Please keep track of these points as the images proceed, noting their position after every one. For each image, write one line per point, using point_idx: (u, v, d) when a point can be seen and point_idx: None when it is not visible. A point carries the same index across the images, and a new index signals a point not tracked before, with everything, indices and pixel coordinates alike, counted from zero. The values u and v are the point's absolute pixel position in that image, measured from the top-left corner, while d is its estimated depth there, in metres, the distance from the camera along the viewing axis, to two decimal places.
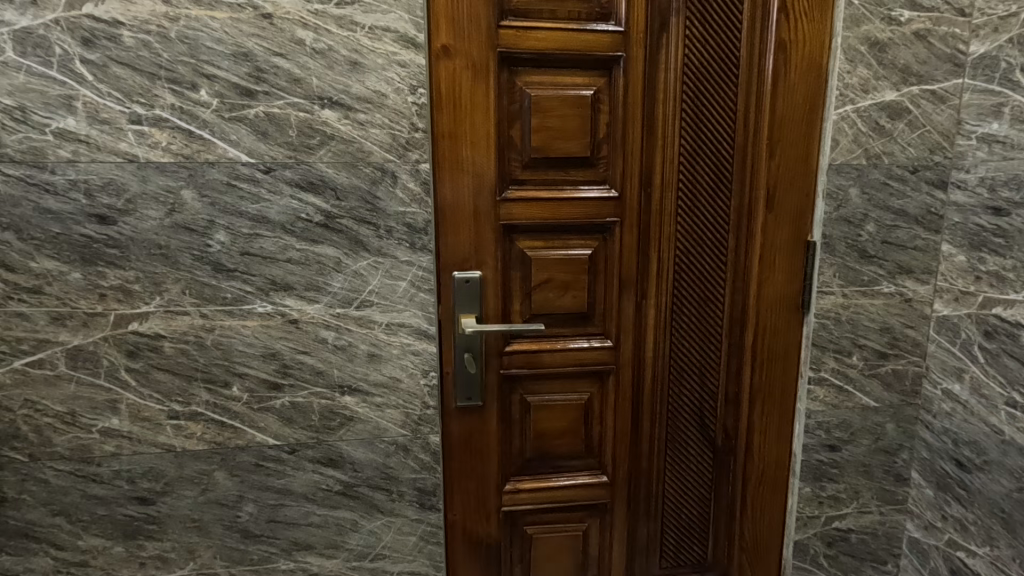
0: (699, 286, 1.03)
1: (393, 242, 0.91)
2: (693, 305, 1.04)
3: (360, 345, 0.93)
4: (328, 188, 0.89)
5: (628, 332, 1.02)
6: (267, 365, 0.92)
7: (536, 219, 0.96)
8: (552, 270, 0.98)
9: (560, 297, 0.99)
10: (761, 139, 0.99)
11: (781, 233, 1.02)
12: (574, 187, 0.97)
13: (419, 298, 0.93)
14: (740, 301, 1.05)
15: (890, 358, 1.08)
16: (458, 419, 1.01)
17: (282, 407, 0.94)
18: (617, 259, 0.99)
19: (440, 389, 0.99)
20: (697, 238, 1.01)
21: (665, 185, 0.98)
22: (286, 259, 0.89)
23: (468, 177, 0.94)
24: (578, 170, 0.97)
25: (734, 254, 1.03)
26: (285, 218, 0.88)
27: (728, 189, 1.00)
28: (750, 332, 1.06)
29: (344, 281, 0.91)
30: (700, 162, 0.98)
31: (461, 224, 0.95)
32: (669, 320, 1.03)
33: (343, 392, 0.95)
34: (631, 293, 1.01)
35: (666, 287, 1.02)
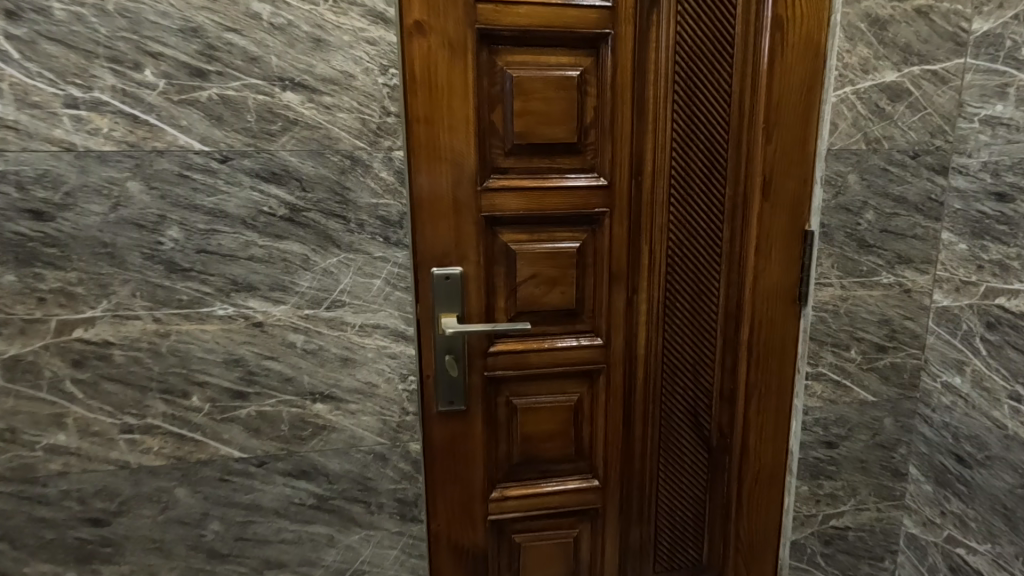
0: (693, 280, 0.98)
1: (365, 237, 0.84)
2: (687, 300, 0.98)
3: (332, 349, 0.87)
4: (292, 178, 0.81)
5: (619, 329, 0.97)
6: (230, 372, 0.85)
7: (520, 211, 0.90)
8: (537, 264, 0.92)
9: (546, 294, 0.93)
10: (757, 123, 0.93)
11: (778, 222, 0.98)
12: (560, 176, 0.90)
13: (395, 297, 0.86)
14: (736, 294, 1.00)
15: (888, 351, 1.05)
16: (439, 424, 0.95)
17: (248, 417, 0.86)
18: (607, 252, 0.93)
19: (420, 393, 0.93)
20: (691, 228, 0.95)
21: (657, 172, 0.92)
22: (248, 256, 0.82)
23: (446, 167, 0.87)
24: (565, 158, 0.90)
25: (729, 245, 0.98)
26: (246, 211, 0.81)
27: (723, 177, 0.95)
28: (747, 328, 1.01)
29: (313, 280, 0.84)
30: (694, 148, 0.92)
31: (440, 217, 0.88)
32: (662, 317, 0.98)
33: (315, 400, 0.88)
34: (622, 288, 0.95)
35: (659, 281, 0.96)
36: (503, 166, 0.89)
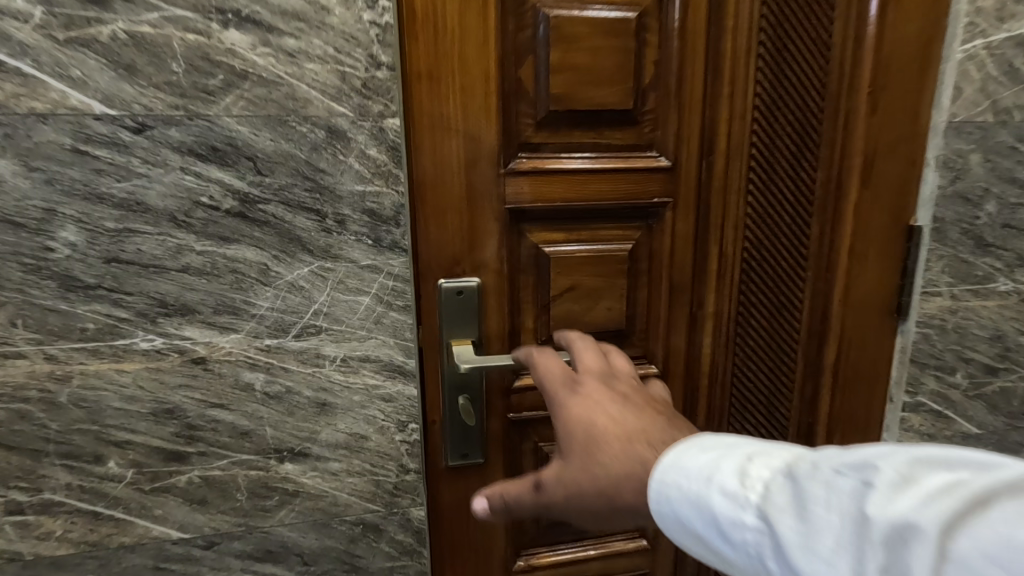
0: (771, 289, 0.76)
1: (347, 239, 0.61)
2: (763, 314, 0.77)
3: (303, 391, 0.64)
4: (241, 156, 0.57)
5: (679, 352, 0.75)
6: (162, 427, 0.61)
7: (556, 202, 0.67)
8: (578, 274, 0.69)
9: (589, 311, 0.71)
10: (862, 85, 0.71)
11: (878, 215, 0.76)
12: (608, 155, 0.68)
13: (390, 320, 0.64)
14: (825, 306, 0.79)
15: (999, 374, 0.82)
16: (448, 481, 0.72)
17: (189, 485, 0.63)
18: (668, 255, 0.72)
19: (424, 444, 0.70)
20: (772, 223, 0.74)
21: (734, 150, 0.70)
22: (182, 268, 0.58)
23: (457, 141, 0.63)
24: (616, 131, 0.67)
25: (818, 245, 0.76)
26: (177, 204, 0.57)
27: (816, 156, 0.73)
28: (834, 349, 0.80)
29: (275, 299, 0.61)
30: (780, 119, 0.71)
31: (449, 210, 0.65)
32: (731, 335, 0.77)
33: (282, 458, 0.65)
34: (683, 301, 0.74)
35: (729, 291, 0.75)
36: (534, 141, 0.66)
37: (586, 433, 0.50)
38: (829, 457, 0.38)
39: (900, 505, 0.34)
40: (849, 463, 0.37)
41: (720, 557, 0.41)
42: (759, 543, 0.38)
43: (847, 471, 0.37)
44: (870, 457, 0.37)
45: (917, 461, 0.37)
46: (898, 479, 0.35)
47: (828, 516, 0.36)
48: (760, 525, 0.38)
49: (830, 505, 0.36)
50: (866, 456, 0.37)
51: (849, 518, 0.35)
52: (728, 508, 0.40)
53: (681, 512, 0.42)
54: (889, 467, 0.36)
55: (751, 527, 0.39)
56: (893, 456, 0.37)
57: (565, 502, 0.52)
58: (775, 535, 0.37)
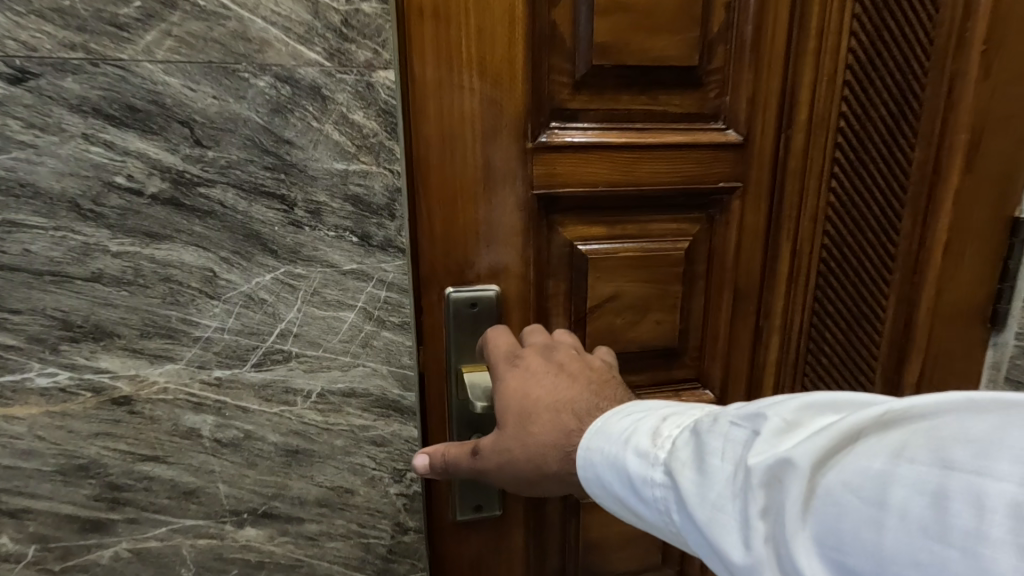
0: (850, 296, 0.62)
1: (323, 236, 0.45)
2: (839, 325, 0.63)
3: (268, 435, 0.48)
4: (171, 119, 0.41)
5: (738, 373, 0.62)
6: (75, 488, 0.45)
7: (598, 186, 0.52)
8: (621, 279, 0.54)
9: (633, 325, 0.56)
10: (978, 40, 0.56)
11: (981, 204, 0.62)
12: (662, 126, 0.53)
13: (382, 342, 0.48)
14: (911, 316, 0.65)
15: None
16: (457, 539, 0.58)
17: (117, 561, 0.48)
18: (732, 255, 0.57)
19: (426, 496, 0.55)
20: (859, 215, 0.60)
21: (818, 122, 0.55)
22: (92, 276, 0.42)
23: (471, 105, 0.48)
24: (674, 94, 0.52)
25: (908, 241, 0.62)
26: (80, 186, 0.40)
27: (913, 131, 0.59)
28: (918, 366, 0.67)
29: (226, 317, 0.45)
30: (876, 84, 0.56)
31: (458, 201, 0.50)
32: (802, 353, 0.63)
33: (241, 522, 0.50)
34: (747, 312, 0.60)
35: (803, 299, 0.61)
36: (571, 107, 0.50)
37: (521, 399, 0.46)
38: (728, 409, 0.35)
39: (782, 449, 0.31)
40: (742, 413, 0.34)
41: (639, 516, 0.38)
42: (665, 501, 0.35)
43: (739, 421, 0.33)
44: (760, 404, 0.34)
45: (808, 406, 0.33)
46: (785, 424, 0.32)
47: (719, 466, 0.33)
48: (667, 483, 0.35)
49: (720, 455, 0.33)
50: (759, 404, 0.34)
51: (737, 468, 0.32)
52: (641, 468, 0.37)
53: (603, 477, 0.39)
54: (776, 414, 0.33)
55: (658, 485, 0.36)
56: (783, 403, 0.33)
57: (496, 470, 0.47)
58: (678, 490, 0.34)
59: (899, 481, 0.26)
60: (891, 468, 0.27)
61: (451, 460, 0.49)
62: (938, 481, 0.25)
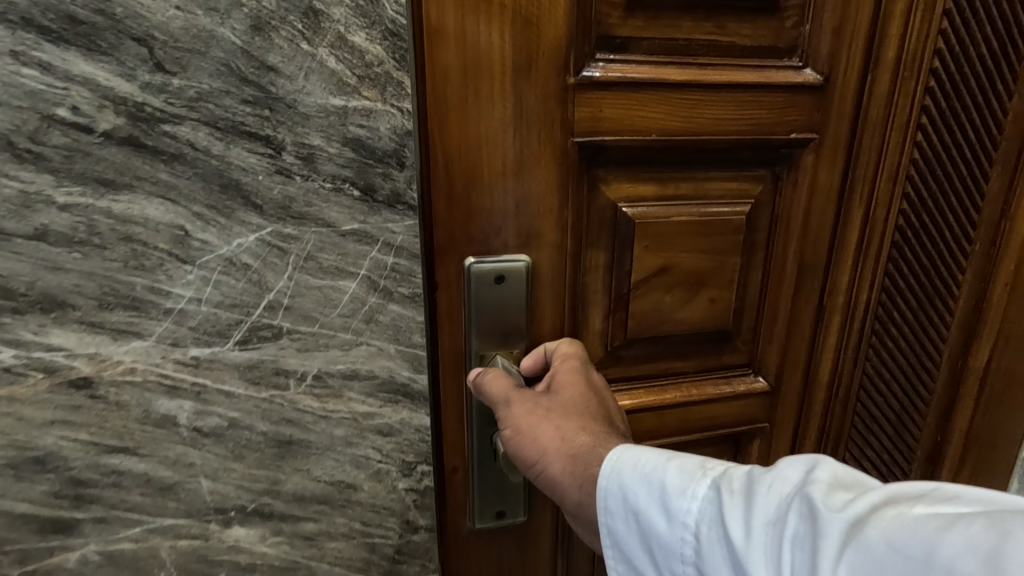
0: (920, 271, 0.56)
1: (318, 188, 0.37)
2: (903, 300, 0.57)
3: (256, 424, 0.41)
4: (123, 35, 0.32)
5: (792, 352, 0.55)
6: (30, 484, 0.39)
7: (653, 135, 0.44)
8: (666, 248, 0.47)
9: (682, 303, 0.49)
10: None
11: None
12: (728, 64, 0.45)
13: (389, 316, 0.41)
14: (984, 292, 0.58)
15: None
16: (475, 549, 0.52)
17: (87, 565, 0.42)
18: (798, 223, 0.50)
19: (438, 507, 0.49)
20: (936, 174, 0.52)
21: (910, 59, 0.47)
22: (35, 233, 0.34)
23: (500, 31, 0.39)
24: (745, 22, 0.44)
25: (992, 207, 0.55)
26: (13, 119, 0.32)
27: (1013, 76, 0.51)
28: (987, 348, 0.60)
29: (203, 285, 0.37)
30: (972, 17, 0.48)
31: (476, 154, 0.41)
32: (864, 332, 0.56)
33: (229, 521, 0.43)
34: (810, 288, 0.53)
35: (872, 274, 0.54)
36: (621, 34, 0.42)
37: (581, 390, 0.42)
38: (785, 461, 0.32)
39: (834, 497, 0.28)
40: (800, 460, 0.31)
41: (645, 537, 0.33)
42: (695, 517, 0.31)
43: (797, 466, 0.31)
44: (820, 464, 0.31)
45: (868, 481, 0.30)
46: (837, 478, 0.29)
47: (765, 493, 0.29)
48: (702, 499, 0.31)
49: (765, 483, 0.30)
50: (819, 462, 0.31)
51: (783, 502, 0.29)
52: (676, 481, 0.32)
53: (626, 488, 0.34)
54: (833, 470, 0.30)
55: (688, 496, 0.31)
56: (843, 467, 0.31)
57: (509, 443, 0.41)
58: (713, 507, 0.30)
59: (949, 540, 0.24)
60: (942, 531, 0.24)
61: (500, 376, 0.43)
62: (991, 546, 0.22)
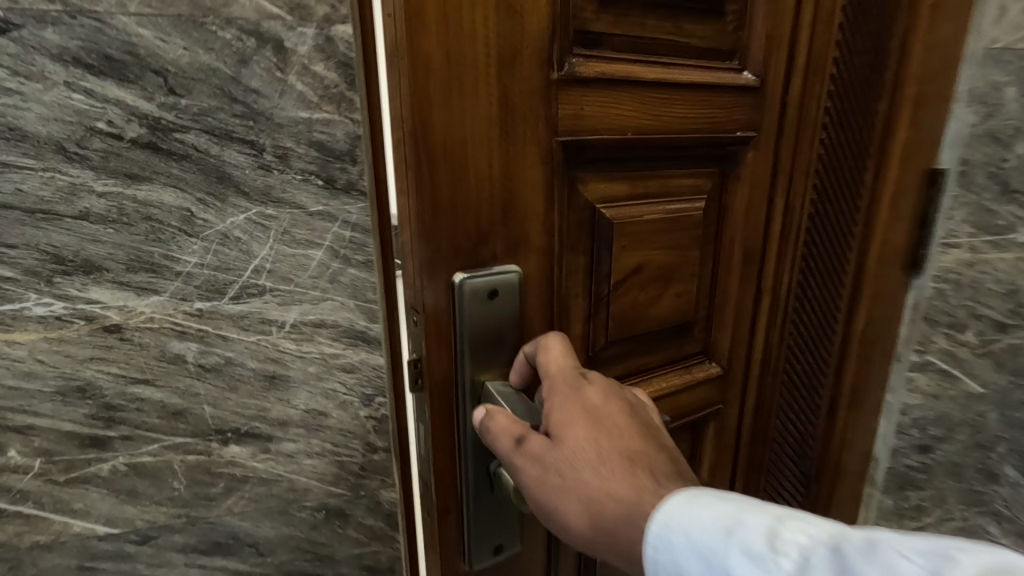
0: (825, 239, 0.77)
1: (291, 178, 0.50)
2: (811, 250, 0.76)
3: (246, 363, 0.54)
4: (146, 69, 0.45)
5: (732, 291, 0.73)
6: (73, 409, 0.51)
7: (629, 133, 0.59)
8: (639, 245, 0.62)
9: (655, 259, 0.64)
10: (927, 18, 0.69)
11: (918, 159, 0.75)
12: (671, 69, 0.60)
13: (348, 278, 0.54)
14: (864, 246, 0.78)
15: (1010, 330, 0.78)
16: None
17: (115, 475, 0.54)
18: (738, 200, 0.70)
19: (445, 540, 0.62)
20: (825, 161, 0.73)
21: (811, 69, 0.68)
22: (81, 214, 0.46)
23: (474, 58, 0.49)
24: (695, 28, 0.61)
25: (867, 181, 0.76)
26: (64, 131, 0.45)
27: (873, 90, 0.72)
28: (868, 288, 0.80)
29: (206, 253, 0.50)
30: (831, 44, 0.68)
31: (439, 154, 0.50)
32: (785, 276, 0.76)
33: (227, 440, 0.55)
34: (748, 249, 0.72)
35: (792, 233, 0.74)
36: (596, 29, 0.55)
37: (586, 439, 0.48)
38: (883, 537, 0.37)
39: None
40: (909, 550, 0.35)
41: None
42: None
43: (919, 556, 0.35)
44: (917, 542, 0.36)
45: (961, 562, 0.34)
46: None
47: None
48: None
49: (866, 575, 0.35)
50: (929, 544, 0.35)
51: None
52: (736, 561, 0.39)
53: (680, 560, 0.42)
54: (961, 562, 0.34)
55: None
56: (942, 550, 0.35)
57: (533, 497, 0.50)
58: None
59: None
60: None
61: (500, 429, 0.53)
62: None
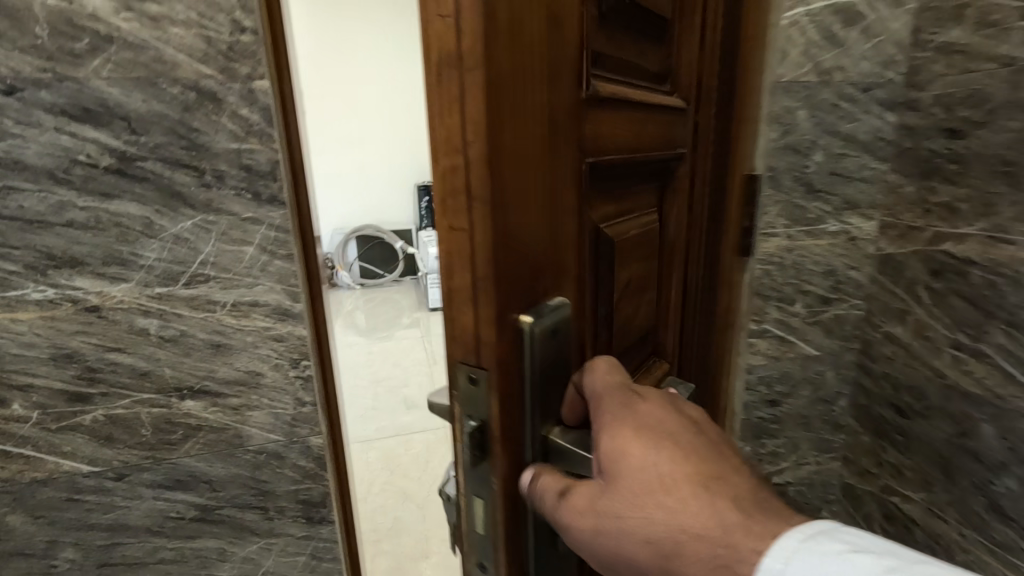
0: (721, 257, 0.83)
1: (227, 193, 0.67)
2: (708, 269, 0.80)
3: (197, 334, 0.70)
4: (114, 116, 0.62)
5: (689, 311, 0.77)
6: (63, 371, 0.67)
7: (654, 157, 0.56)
8: (629, 262, 0.53)
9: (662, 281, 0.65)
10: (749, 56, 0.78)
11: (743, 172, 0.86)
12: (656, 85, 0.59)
13: (275, 268, 0.70)
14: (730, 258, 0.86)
15: (833, 303, 0.98)
16: None
17: (95, 424, 0.69)
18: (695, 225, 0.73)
19: None
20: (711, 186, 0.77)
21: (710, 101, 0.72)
22: (67, 223, 0.63)
23: (539, 37, 0.31)
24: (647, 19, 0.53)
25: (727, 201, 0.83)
26: (56, 163, 0.62)
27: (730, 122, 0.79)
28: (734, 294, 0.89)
29: (162, 250, 0.66)
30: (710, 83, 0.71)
31: (518, 182, 0.31)
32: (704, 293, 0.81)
33: (184, 396, 0.72)
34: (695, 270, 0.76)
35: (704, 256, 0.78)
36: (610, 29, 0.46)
37: (657, 476, 0.32)
38: None
39: None
40: None
41: None
42: None
43: None
44: None
45: None
46: None
47: None
48: None
49: None
50: None
51: None
52: None
53: None
54: None
55: None
56: None
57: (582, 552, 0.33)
58: None
59: None
60: None
61: (545, 499, 0.33)
62: None
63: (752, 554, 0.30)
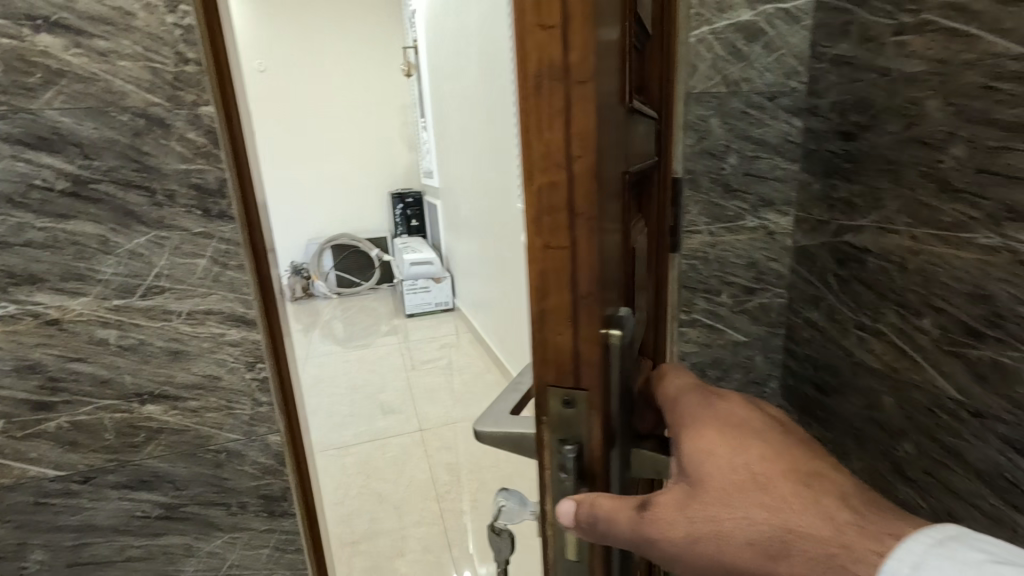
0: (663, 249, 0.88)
1: (178, 211, 0.72)
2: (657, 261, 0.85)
3: (155, 342, 0.75)
4: (68, 143, 0.67)
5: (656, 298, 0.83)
6: (25, 381, 0.72)
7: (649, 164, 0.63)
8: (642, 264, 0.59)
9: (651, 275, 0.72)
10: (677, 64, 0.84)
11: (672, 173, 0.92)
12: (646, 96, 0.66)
13: (227, 278, 0.76)
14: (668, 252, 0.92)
15: (756, 292, 1.07)
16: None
17: (59, 430, 0.74)
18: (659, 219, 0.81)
19: None
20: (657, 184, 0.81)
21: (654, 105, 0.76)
22: (25, 242, 0.68)
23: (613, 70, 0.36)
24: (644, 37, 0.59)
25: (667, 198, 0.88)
26: (12, 188, 0.66)
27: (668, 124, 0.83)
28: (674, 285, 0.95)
29: (119, 265, 0.71)
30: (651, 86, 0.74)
31: (604, 200, 0.36)
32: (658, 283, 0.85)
33: (144, 401, 0.77)
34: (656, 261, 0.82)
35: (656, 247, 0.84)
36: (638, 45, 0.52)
37: (749, 467, 0.36)
38: None
39: None
40: None
41: None
42: None
43: None
44: None
45: None
46: None
47: None
48: None
49: None
50: None
51: None
52: None
53: None
54: None
55: None
56: None
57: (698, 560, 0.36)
58: None
59: None
60: None
61: (615, 511, 0.38)
62: None
63: (872, 554, 0.32)
